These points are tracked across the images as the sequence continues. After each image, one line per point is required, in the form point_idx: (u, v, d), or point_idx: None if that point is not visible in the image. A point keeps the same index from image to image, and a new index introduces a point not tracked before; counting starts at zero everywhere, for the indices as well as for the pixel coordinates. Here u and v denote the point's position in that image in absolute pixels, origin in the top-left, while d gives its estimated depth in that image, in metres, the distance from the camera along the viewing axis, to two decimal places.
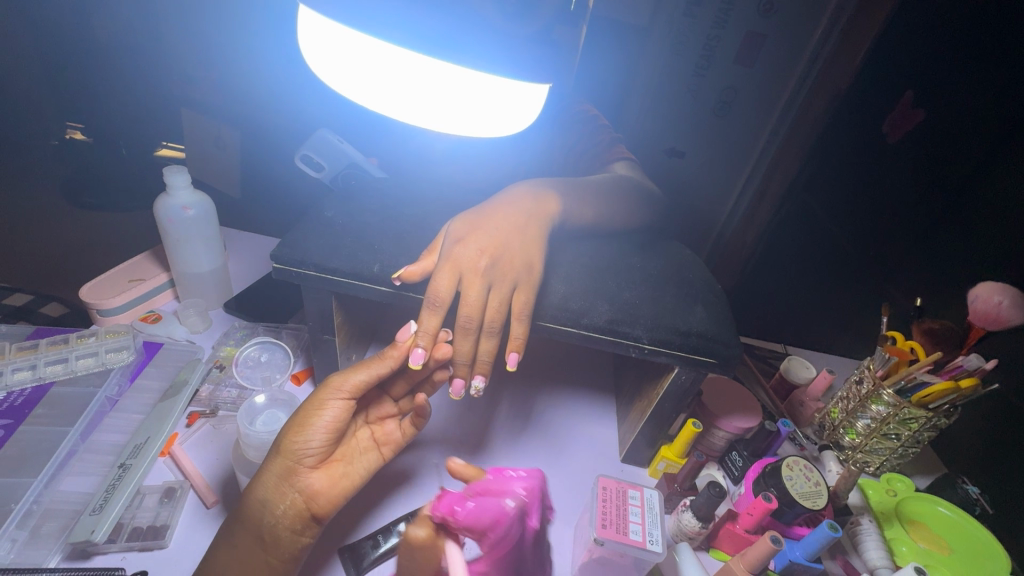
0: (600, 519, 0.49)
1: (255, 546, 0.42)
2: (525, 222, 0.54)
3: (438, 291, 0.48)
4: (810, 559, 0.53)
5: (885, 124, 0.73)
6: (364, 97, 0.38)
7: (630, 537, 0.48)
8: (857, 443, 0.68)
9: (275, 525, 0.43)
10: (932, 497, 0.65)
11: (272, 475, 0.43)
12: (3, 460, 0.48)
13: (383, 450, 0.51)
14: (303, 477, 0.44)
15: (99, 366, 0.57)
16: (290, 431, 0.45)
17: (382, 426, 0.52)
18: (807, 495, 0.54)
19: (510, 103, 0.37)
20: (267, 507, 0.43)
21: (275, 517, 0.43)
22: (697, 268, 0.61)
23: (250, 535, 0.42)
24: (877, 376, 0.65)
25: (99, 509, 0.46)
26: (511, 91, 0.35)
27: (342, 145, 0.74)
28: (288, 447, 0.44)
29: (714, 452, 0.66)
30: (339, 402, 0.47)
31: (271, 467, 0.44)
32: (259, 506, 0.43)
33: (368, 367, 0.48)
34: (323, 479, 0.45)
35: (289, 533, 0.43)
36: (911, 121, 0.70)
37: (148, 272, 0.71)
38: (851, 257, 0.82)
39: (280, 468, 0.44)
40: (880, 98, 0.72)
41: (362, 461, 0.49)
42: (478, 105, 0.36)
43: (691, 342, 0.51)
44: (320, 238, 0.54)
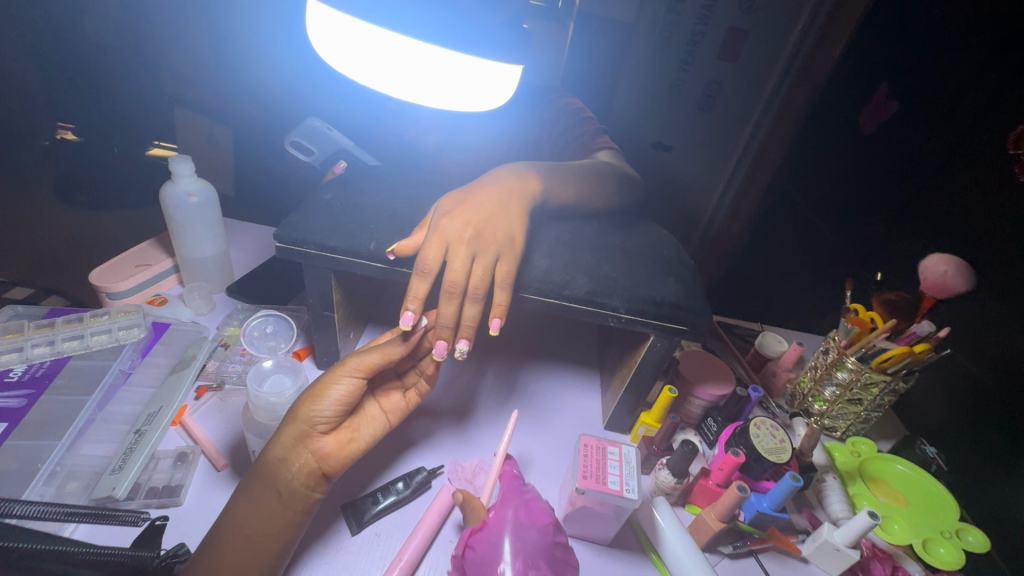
0: (582, 471, 0.54)
1: (271, 498, 0.46)
2: (510, 200, 0.58)
3: (426, 260, 0.52)
4: (776, 509, 0.57)
5: (861, 117, 0.83)
6: (364, 77, 0.42)
7: (608, 486, 0.53)
8: (824, 410, 0.73)
9: (291, 481, 0.46)
10: (891, 457, 0.70)
11: (287, 438, 0.47)
12: (28, 425, 0.51)
13: (390, 418, 0.54)
14: (316, 441, 0.47)
15: (113, 342, 0.61)
16: (304, 400, 0.48)
17: (388, 397, 0.55)
18: (773, 450, 0.59)
19: (492, 83, 0.42)
20: (284, 465, 0.46)
21: (291, 474, 0.46)
22: (673, 247, 0.65)
23: (267, 489, 0.46)
24: (842, 346, 0.70)
25: (118, 469, 0.50)
26: (492, 74, 0.40)
27: (331, 132, 0.78)
28: (301, 412, 0.48)
29: (691, 419, 0.71)
30: (352, 376, 0.49)
31: (286, 432, 0.47)
32: (275, 465, 0.46)
33: (381, 348, 0.51)
34: (333, 443, 0.48)
35: (303, 488, 0.47)
36: (885, 111, 0.79)
37: (153, 258, 0.74)
38: (837, 237, 0.89)
39: (295, 432, 0.47)
40: (859, 89, 0.82)
41: (369, 429, 0.52)
42: (463, 86, 0.41)
43: (663, 311, 0.56)
44: (320, 218, 0.58)
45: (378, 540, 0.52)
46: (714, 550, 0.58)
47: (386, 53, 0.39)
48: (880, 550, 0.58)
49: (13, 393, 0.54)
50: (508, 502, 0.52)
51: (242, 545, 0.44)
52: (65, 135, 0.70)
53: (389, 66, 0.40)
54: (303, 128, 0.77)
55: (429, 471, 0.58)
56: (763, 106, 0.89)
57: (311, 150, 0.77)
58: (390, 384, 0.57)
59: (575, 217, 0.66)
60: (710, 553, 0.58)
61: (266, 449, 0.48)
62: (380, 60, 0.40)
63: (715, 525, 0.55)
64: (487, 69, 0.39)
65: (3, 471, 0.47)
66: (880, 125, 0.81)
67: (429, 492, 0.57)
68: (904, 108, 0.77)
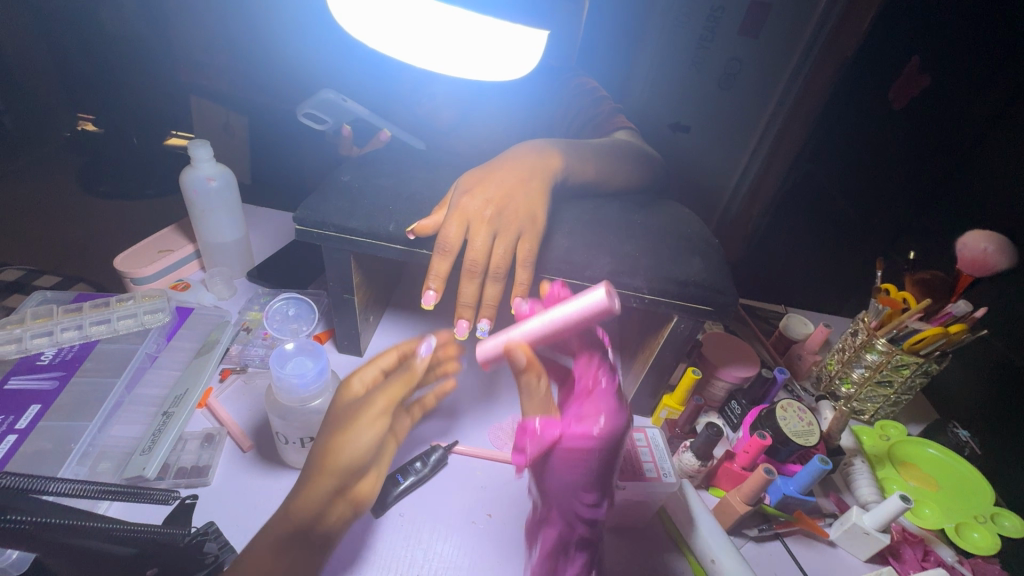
0: (618, 465, 0.53)
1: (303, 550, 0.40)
2: (530, 178, 0.57)
3: (448, 238, 0.52)
4: (803, 492, 0.56)
5: (889, 93, 0.76)
6: (384, 47, 0.42)
7: (646, 475, 0.52)
8: (851, 392, 0.71)
9: (325, 525, 0.41)
10: (922, 440, 0.68)
11: (324, 492, 0.41)
12: (61, 407, 0.52)
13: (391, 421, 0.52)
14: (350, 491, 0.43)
15: (138, 326, 0.61)
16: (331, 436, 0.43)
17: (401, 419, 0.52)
18: (801, 433, 0.57)
19: (516, 51, 0.40)
20: (313, 518, 0.41)
21: (327, 525, 0.41)
22: (696, 225, 0.64)
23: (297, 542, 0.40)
24: (871, 327, 0.67)
25: (148, 450, 0.51)
26: (515, 41, 0.39)
27: (346, 103, 0.76)
28: (333, 464, 0.42)
29: (714, 401, 0.70)
30: (378, 423, 0.45)
31: (318, 485, 0.41)
32: (305, 516, 0.40)
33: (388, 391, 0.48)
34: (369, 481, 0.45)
35: (334, 530, 0.42)
36: (917, 85, 0.74)
37: (175, 243, 0.75)
38: (857, 227, 0.88)
39: (328, 483, 0.41)
40: (888, 64, 0.75)
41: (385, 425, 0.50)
42: (487, 50, 0.40)
43: (688, 291, 0.54)
44: (339, 200, 0.57)
45: (402, 518, 0.53)
46: (739, 533, 0.57)
47: (408, 19, 0.38)
48: (910, 535, 0.57)
49: (45, 376, 0.55)
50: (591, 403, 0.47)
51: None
52: (86, 126, 0.73)
53: (415, 32, 0.39)
54: (316, 99, 0.75)
55: (445, 449, 0.58)
56: (789, 78, 0.84)
57: (324, 120, 0.77)
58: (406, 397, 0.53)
59: (596, 195, 0.65)
60: (735, 536, 0.57)
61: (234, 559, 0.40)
62: (402, 25, 0.39)
63: (740, 508, 0.54)
64: (509, 35, 0.38)
65: (39, 450, 0.48)
66: (913, 100, 0.75)
67: (449, 469, 0.58)
68: (939, 82, 0.72)
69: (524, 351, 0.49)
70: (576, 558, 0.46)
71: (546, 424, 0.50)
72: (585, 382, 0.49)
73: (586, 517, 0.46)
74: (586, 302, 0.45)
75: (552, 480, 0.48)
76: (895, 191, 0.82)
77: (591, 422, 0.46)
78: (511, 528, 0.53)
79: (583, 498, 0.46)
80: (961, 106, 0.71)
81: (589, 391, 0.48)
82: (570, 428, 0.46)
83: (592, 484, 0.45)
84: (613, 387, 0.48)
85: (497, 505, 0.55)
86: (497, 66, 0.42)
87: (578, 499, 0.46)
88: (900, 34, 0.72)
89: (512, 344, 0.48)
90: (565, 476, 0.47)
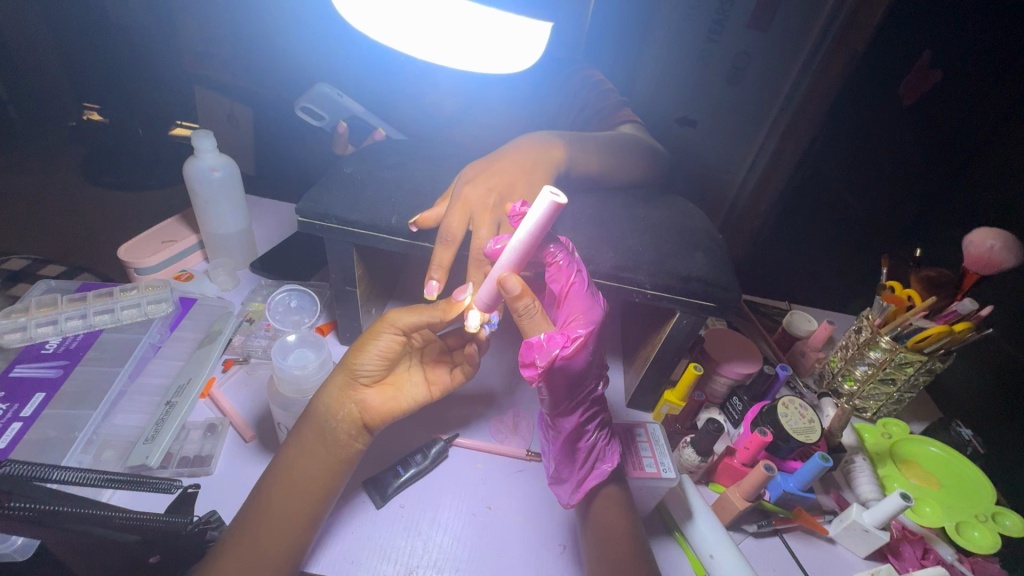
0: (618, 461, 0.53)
1: (317, 448, 0.47)
2: (534, 171, 0.57)
3: (450, 229, 0.51)
4: (803, 489, 0.56)
5: (900, 88, 0.75)
6: (388, 40, 0.41)
7: (646, 470, 0.52)
8: (854, 389, 0.71)
9: (336, 429, 0.47)
10: (924, 438, 0.68)
11: (335, 386, 0.48)
12: (65, 395, 0.53)
13: (432, 390, 0.53)
14: (359, 392, 0.48)
15: (142, 316, 0.62)
16: (350, 352, 0.48)
17: (434, 369, 0.54)
18: (801, 430, 0.57)
19: (521, 43, 0.40)
20: (329, 412, 0.48)
21: (335, 422, 0.48)
22: (700, 220, 0.63)
23: (313, 444, 0.47)
24: (876, 325, 0.67)
25: (151, 439, 0.51)
26: (520, 33, 0.38)
27: (342, 99, 0.75)
28: (348, 362, 0.48)
29: (716, 397, 0.70)
30: (392, 338, 0.48)
31: (333, 377, 0.48)
32: (321, 413, 0.48)
33: (424, 310, 0.48)
34: (376, 397, 0.49)
35: (344, 437, 0.48)
36: (928, 81, 0.72)
37: (179, 233, 0.75)
38: (869, 227, 0.86)
39: (341, 379, 0.48)
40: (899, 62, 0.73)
41: (413, 393, 0.52)
42: (492, 43, 0.40)
43: (691, 286, 0.54)
44: (342, 192, 0.57)
45: (402, 510, 0.53)
46: (738, 529, 0.57)
47: (412, 14, 0.38)
48: (910, 533, 0.57)
49: (50, 364, 0.55)
50: (569, 311, 0.45)
51: (296, 492, 0.45)
52: (88, 114, 0.80)
53: (417, 25, 0.39)
54: (311, 93, 0.74)
55: (446, 441, 0.58)
56: (796, 76, 0.83)
57: (321, 115, 0.77)
58: (440, 358, 0.56)
59: (600, 190, 0.64)
60: (734, 532, 0.57)
61: (264, 475, 0.47)
62: (405, 19, 0.39)
63: (740, 504, 0.54)
64: (513, 28, 0.38)
65: (43, 438, 0.48)
66: (923, 96, 0.73)
67: (450, 461, 0.58)
68: (951, 80, 0.70)
69: (515, 279, 0.41)
70: (591, 433, 0.50)
71: (548, 338, 0.42)
72: (558, 283, 0.46)
73: (588, 407, 0.49)
74: (538, 210, 0.35)
75: (554, 386, 0.46)
76: (908, 193, 0.80)
77: (579, 325, 0.44)
78: (510, 521, 0.53)
79: (584, 389, 0.47)
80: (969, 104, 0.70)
81: (566, 292, 0.46)
82: (568, 334, 0.43)
83: (589, 376, 0.47)
84: (585, 282, 0.46)
85: (496, 498, 0.55)
86: (502, 58, 0.41)
87: (581, 388, 0.47)
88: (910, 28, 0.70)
89: (501, 276, 0.41)
90: (567, 378, 0.45)
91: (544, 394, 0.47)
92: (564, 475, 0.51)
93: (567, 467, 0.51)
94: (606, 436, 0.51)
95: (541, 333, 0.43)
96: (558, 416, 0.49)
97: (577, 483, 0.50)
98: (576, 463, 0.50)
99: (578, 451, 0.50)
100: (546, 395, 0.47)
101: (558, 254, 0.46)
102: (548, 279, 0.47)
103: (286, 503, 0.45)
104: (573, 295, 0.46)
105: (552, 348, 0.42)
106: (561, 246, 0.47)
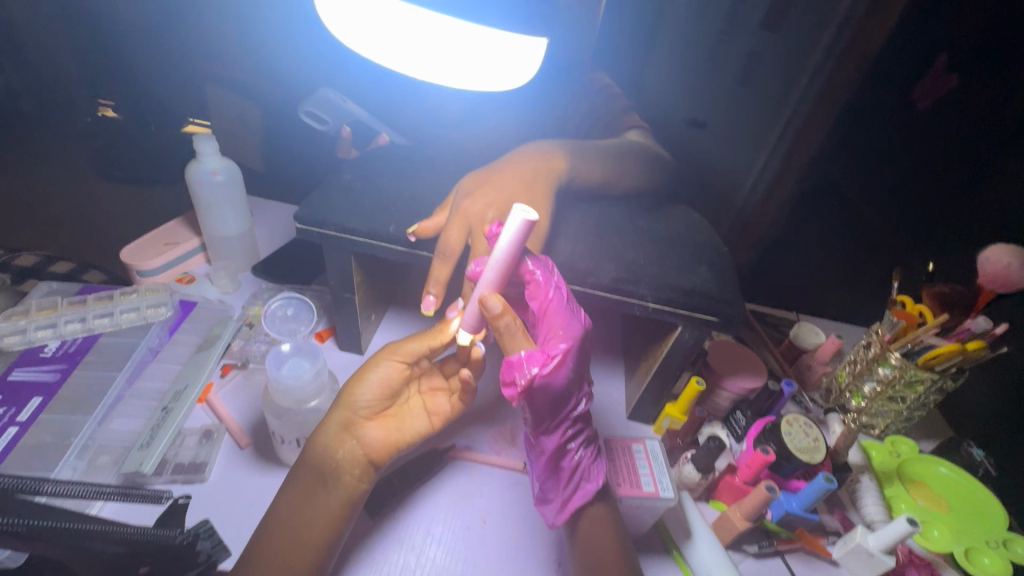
0: (615, 478, 0.51)
1: (318, 491, 0.46)
2: (534, 182, 0.55)
3: (448, 242, 0.51)
4: (806, 510, 0.55)
5: (913, 93, 0.70)
6: (374, 54, 0.41)
7: (642, 489, 0.51)
8: (862, 406, 0.70)
9: (338, 468, 0.47)
10: (934, 458, 0.66)
11: (333, 426, 0.48)
12: (62, 400, 0.53)
13: (433, 420, 0.53)
14: (360, 428, 0.49)
15: (141, 320, 0.62)
16: (347, 388, 0.50)
17: (433, 399, 0.55)
18: (805, 450, 0.55)
19: (509, 64, 0.40)
20: (329, 452, 0.47)
21: (337, 461, 0.47)
22: (705, 231, 0.62)
23: (315, 485, 0.47)
24: (885, 341, 0.66)
25: (146, 445, 0.51)
26: (507, 52, 0.38)
27: (346, 103, 0.76)
28: (345, 399, 0.50)
29: (718, 411, 0.69)
30: (393, 364, 0.51)
31: (330, 417, 0.49)
32: (321, 453, 0.47)
33: (422, 337, 0.52)
34: (378, 431, 0.50)
35: (350, 476, 0.47)
36: (943, 86, 0.69)
37: (181, 236, 0.75)
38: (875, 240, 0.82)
39: (340, 418, 0.49)
40: (912, 63, 0.68)
41: (414, 423, 0.52)
42: (478, 64, 0.39)
43: (694, 301, 0.53)
44: (341, 199, 0.57)
45: (395, 524, 0.52)
46: (739, 548, 0.56)
47: (399, 30, 0.38)
48: (917, 558, 0.55)
49: (48, 368, 0.56)
50: (547, 327, 0.45)
51: (300, 534, 0.44)
52: (104, 111, 0.74)
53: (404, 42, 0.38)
54: (315, 98, 0.75)
55: (442, 453, 0.57)
56: (809, 76, 0.71)
57: (324, 119, 0.77)
58: (439, 384, 0.56)
59: (603, 198, 0.63)
60: (734, 552, 0.56)
61: (262, 523, 0.46)
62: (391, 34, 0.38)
63: (740, 524, 0.53)
64: (500, 47, 0.37)
65: (38, 443, 0.49)
66: (937, 100, 0.70)
67: (445, 473, 0.57)
68: (965, 85, 0.68)
69: (496, 297, 0.41)
70: (575, 451, 0.48)
71: (527, 356, 0.42)
72: (538, 299, 0.45)
73: (572, 425, 0.48)
74: (512, 227, 0.37)
75: (536, 405, 0.45)
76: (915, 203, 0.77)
77: (559, 340, 0.44)
78: (504, 536, 0.52)
79: (565, 406, 0.46)
80: (985, 113, 0.68)
81: (546, 308, 0.45)
82: (547, 352, 0.43)
83: (572, 392, 0.46)
84: (564, 297, 0.46)
85: (492, 512, 0.54)
86: (489, 80, 0.41)
87: (564, 409, 0.46)
88: (930, 32, 0.66)
89: (483, 295, 0.41)
90: (549, 398, 0.45)
91: (526, 413, 0.46)
92: (550, 496, 0.50)
93: (552, 487, 0.49)
94: (591, 454, 0.49)
95: (520, 352, 0.43)
96: (541, 435, 0.48)
97: (562, 502, 0.48)
98: (561, 483, 0.49)
99: (561, 469, 0.49)
100: (528, 413, 0.46)
101: (535, 271, 0.46)
102: (528, 296, 0.46)
103: (294, 546, 0.43)
104: (554, 311, 0.45)
105: (533, 366, 0.42)
106: (539, 263, 0.46)
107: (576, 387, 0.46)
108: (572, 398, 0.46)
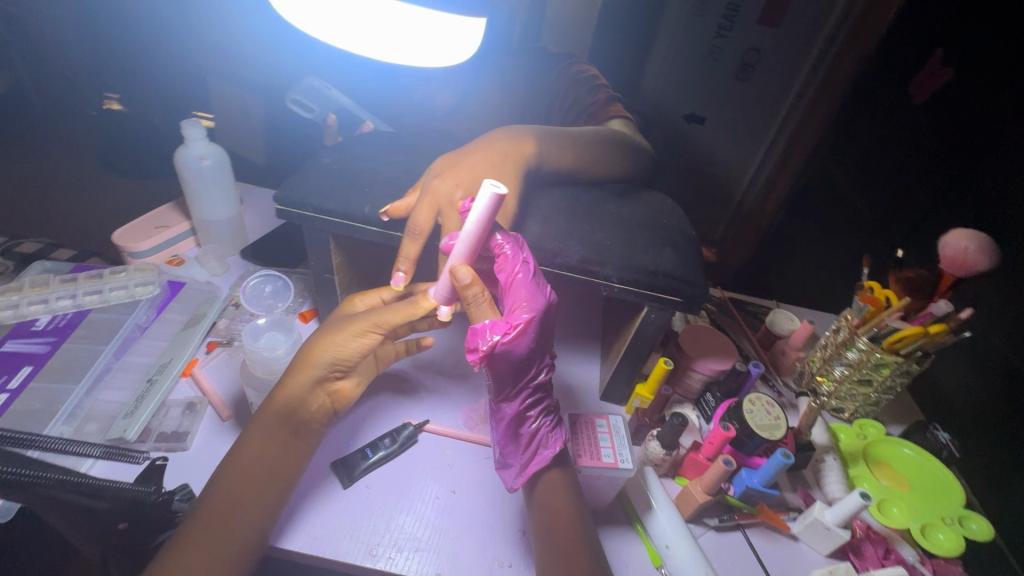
0: (576, 450, 0.54)
1: (291, 439, 0.50)
2: (502, 163, 0.58)
3: (417, 222, 0.52)
4: (766, 485, 0.56)
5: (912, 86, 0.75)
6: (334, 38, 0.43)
7: (603, 460, 0.54)
8: (831, 390, 0.71)
9: (309, 419, 0.52)
10: (898, 440, 0.68)
11: (306, 381, 0.50)
12: (52, 370, 0.56)
13: (378, 362, 0.61)
14: (331, 383, 0.53)
15: (128, 298, 0.65)
16: (319, 344, 0.51)
17: (383, 346, 0.61)
18: (766, 427, 0.56)
19: (454, 39, 0.41)
20: (304, 405, 0.51)
21: (309, 411, 0.52)
22: (674, 216, 0.63)
23: (288, 434, 0.50)
24: (854, 325, 0.67)
25: (130, 414, 0.54)
26: (450, 29, 0.40)
27: (330, 91, 0.76)
28: (318, 355, 0.51)
29: (690, 394, 0.71)
30: (366, 333, 0.51)
31: (303, 373, 0.50)
32: (294, 404, 0.50)
33: (396, 311, 0.51)
34: (346, 384, 0.54)
35: (317, 422, 0.53)
36: (940, 78, 0.71)
37: (172, 220, 0.78)
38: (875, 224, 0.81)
39: (311, 374, 0.51)
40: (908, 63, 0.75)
41: (366, 371, 0.58)
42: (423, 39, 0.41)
43: (657, 282, 0.55)
44: (319, 181, 0.59)
45: (368, 491, 0.54)
46: (700, 522, 0.58)
47: (348, 12, 0.40)
48: (873, 533, 0.57)
49: (39, 340, 0.58)
50: (513, 299, 0.46)
51: (255, 479, 0.47)
52: (110, 105, 0.70)
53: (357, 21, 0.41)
54: (302, 86, 0.75)
55: (416, 427, 0.59)
56: None
57: (310, 108, 0.78)
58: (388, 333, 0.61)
59: (577, 184, 0.65)
60: (696, 525, 0.58)
61: (223, 462, 0.49)
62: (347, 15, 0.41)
63: (701, 497, 0.55)
64: (441, 23, 0.39)
65: (27, 410, 0.51)
66: (933, 92, 0.72)
67: (419, 446, 0.59)
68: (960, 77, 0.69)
69: (466, 269, 0.44)
70: (533, 419, 0.51)
71: (490, 325, 0.44)
72: (505, 272, 0.48)
73: (532, 393, 0.50)
74: (483, 201, 0.38)
75: (498, 370, 0.48)
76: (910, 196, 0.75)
77: (523, 311, 0.45)
78: (472, 505, 0.55)
79: (526, 374, 0.49)
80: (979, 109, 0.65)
81: (511, 282, 0.47)
82: (511, 321, 0.45)
83: (533, 362, 0.48)
84: (531, 273, 0.47)
85: (461, 483, 0.56)
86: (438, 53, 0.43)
87: (524, 376, 0.49)
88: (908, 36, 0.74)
89: (454, 267, 0.43)
90: (511, 365, 0.47)
91: (489, 376, 0.49)
92: (510, 461, 0.52)
93: (512, 452, 0.52)
94: (550, 423, 0.51)
95: (485, 320, 0.45)
96: (501, 401, 0.51)
97: (522, 467, 0.51)
98: (521, 448, 0.51)
99: (521, 435, 0.51)
100: (490, 378, 0.49)
101: (503, 245, 0.47)
102: (497, 269, 0.48)
103: (245, 492, 0.46)
104: (518, 284, 0.47)
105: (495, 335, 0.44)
106: (507, 238, 0.48)
107: (538, 357, 0.48)
108: (533, 367, 0.48)
